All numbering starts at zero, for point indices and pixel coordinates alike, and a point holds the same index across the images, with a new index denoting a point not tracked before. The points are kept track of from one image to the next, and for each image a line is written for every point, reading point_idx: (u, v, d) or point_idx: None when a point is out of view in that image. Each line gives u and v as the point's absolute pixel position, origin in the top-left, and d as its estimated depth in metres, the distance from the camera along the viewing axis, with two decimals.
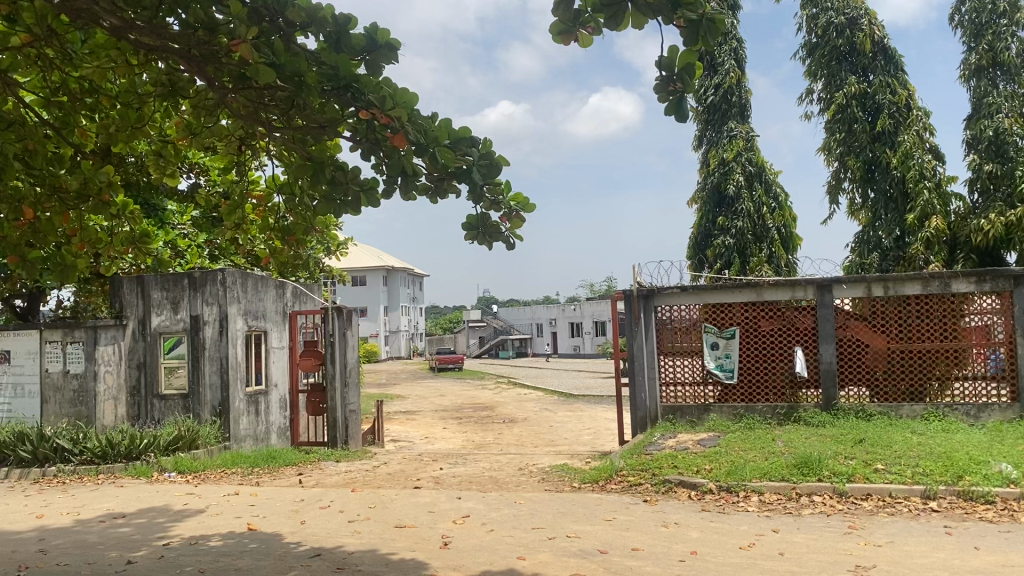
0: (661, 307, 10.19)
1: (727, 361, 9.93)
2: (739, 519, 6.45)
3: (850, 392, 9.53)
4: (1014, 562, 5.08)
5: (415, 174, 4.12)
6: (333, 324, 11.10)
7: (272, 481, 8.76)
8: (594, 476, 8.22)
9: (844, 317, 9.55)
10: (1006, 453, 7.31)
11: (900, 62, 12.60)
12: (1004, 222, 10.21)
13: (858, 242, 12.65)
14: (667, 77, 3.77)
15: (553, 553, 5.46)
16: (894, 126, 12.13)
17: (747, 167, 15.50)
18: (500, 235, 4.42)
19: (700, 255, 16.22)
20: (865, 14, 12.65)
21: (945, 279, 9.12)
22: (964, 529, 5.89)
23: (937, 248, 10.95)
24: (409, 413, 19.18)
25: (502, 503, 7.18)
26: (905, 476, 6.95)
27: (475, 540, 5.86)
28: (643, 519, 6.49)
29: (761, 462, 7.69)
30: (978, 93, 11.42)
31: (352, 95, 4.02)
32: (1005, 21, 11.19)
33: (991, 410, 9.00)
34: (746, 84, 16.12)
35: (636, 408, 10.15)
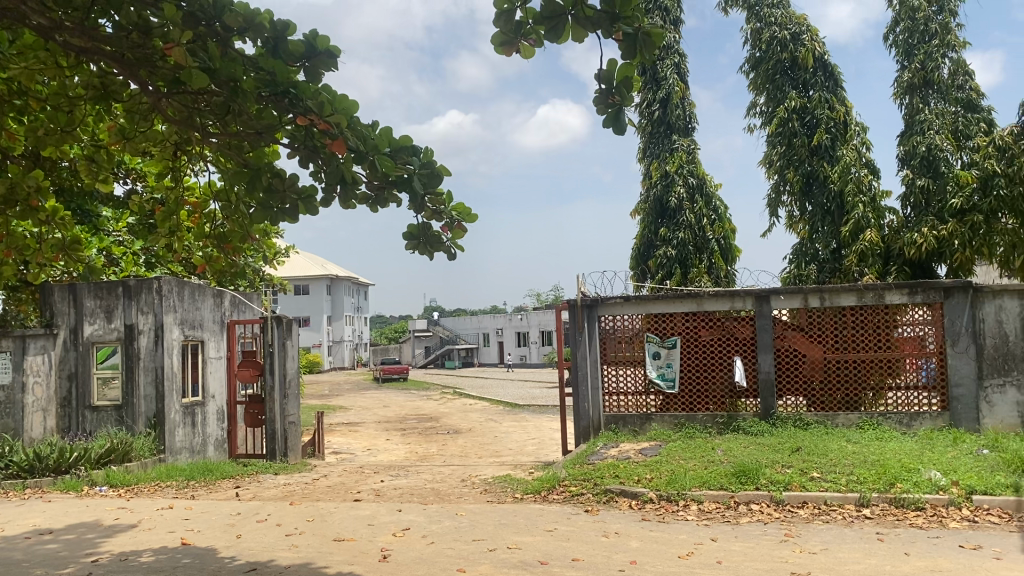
0: (605, 317, 10.27)
1: (669, 370, 10.07)
2: (678, 528, 6.52)
3: (788, 401, 9.73)
4: (943, 567, 5.23)
5: (355, 182, 4.07)
6: (273, 333, 10.91)
7: (208, 494, 8.56)
8: (535, 486, 8.23)
9: (782, 327, 9.75)
10: (936, 460, 7.52)
11: (839, 78, 12.90)
12: (935, 237, 10.63)
13: (795, 253, 12.95)
14: (606, 90, 3.79)
15: (493, 564, 5.44)
16: (831, 141, 12.43)
17: (689, 179, 15.74)
18: (442, 245, 4.39)
19: (642, 266, 16.42)
20: (807, 30, 12.84)
21: (879, 291, 9.33)
22: (895, 535, 6.05)
23: (871, 261, 11.28)
24: (351, 424, 18.96)
25: (443, 515, 7.12)
26: (840, 484, 7.10)
27: (414, 553, 5.80)
28: (584, 529, 6.52)
29: (701, 471, 7.78)
30: (911, 110, 11.80)
31: (289, 101, 3.96)
32: (936, 42, 11.59)
33: (922, 418, 9.23)
34: (689, 98, 16.41)
35: (579, 418, 10.19)
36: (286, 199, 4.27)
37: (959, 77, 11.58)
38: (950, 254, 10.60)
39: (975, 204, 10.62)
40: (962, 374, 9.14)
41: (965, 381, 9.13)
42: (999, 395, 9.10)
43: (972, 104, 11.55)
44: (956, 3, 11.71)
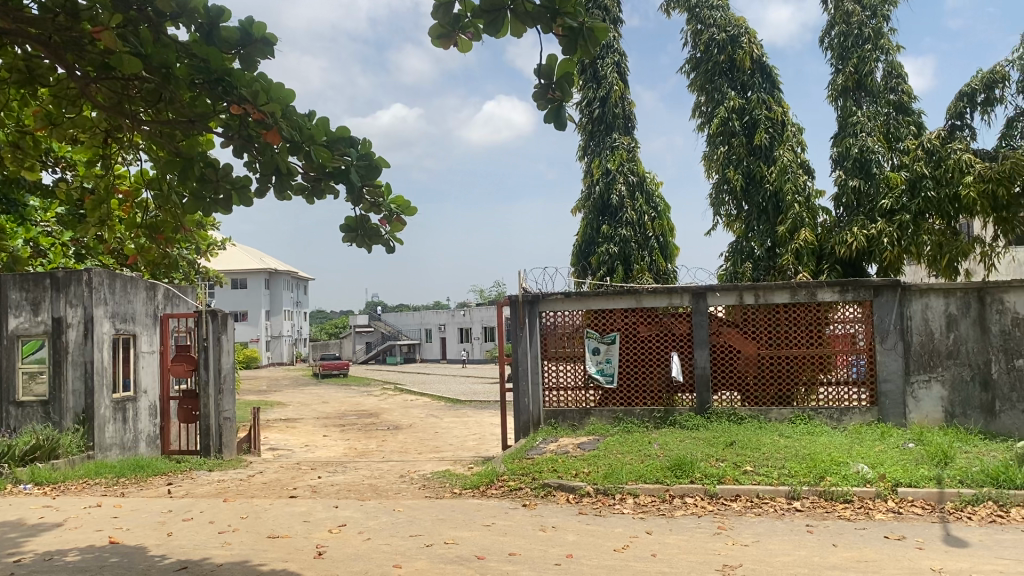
0: (546, 313, 10.35)
1: (608, 366, 10.15)
2: (614, 521, 6.58)
3: (723, 397, 9.92)
4: (867, 557, 5.39)
5: (289, 173, 4.02)
6: (207, 328, 10.66)
7: (139, 491, 8.35)
8: (474, 481, 8.22)
9: (717, 324, 9.92)
10: (864, 454, 7.74)
11: (775, 80, 13.16)
12: (866, 237, 11.02)
13: (732, 252, 13.19)
14: (546, 85, 3.79)
15: (429, 560, 5.42)
16: (770, 141, 12.65)
17: (629, 177, 15.92)
18: (380, 238, 4.35)
19: (583, 262, 16.52)
20: (746, 32, 13.02)
21: (812, 289, 9.56)
22: (824, 527, 6.21)
23: (805, 259, 11.55)
24: (289, 421, 18.69)
25: (380, 511, 7.07)
26: (771, 477, 7.27)
27: (350, 549, 5.75)
28: (521, 524, 6.53)
29: (638, 464, 7.88)
30: (844, 112, 12.07)
31: (224, 89, 3.86)
32: (870, 46, 11.90)
33: (852, 413, 9.48)
34: (628, 96, 16.54)
35: (520, 413, 10.23)
36: (219, 189, 4.18)
37: (892, 80, 11.91)
38: (879, 254, 10.93)
39: (904, 204, 11.06)
40: (890, 370, 9.39)
41: (892, 377, 9.37)
42: (925, 390, 9.33)
43: (903, 106, 11.86)
44: (888, 8, 12.02)
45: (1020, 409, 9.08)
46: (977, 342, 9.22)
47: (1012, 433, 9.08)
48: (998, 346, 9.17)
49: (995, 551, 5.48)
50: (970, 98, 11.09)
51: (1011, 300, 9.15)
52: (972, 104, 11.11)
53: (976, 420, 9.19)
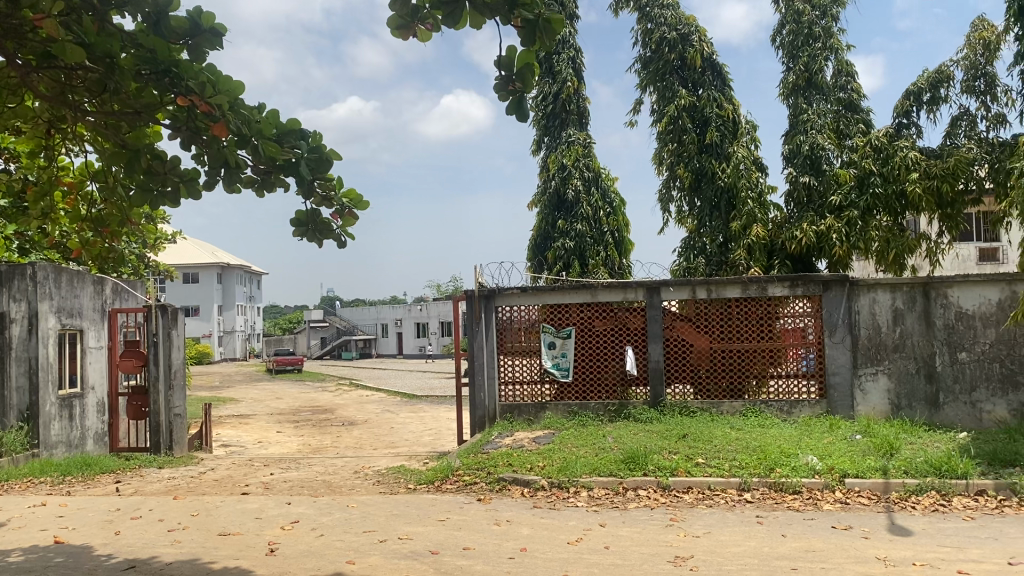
0: (502, 308, 10.35)
1: (564, 360, 10.22)
2: (568, 514, 6.62)
3: (676, 389, 10.04)
4: (816, 547, 5.49)
5: (238, 166, 3.97)
6: (157, 322, 10.44)
7: (85, 490, 8.18)
8: (429, 476, 8.19)
9: (671, 318, 10.03)
10: (812, 446, 7.90)
11: (726, 77, 13.27)
12: (815, 233, 11.18)
13: (684, 247, 13.35)
14: (507, 76, 3.78)
15: (382, 555, 5.39)
16: (720, 138, 12.76)
17: (585, 172, 15.98)
18: (331, 233, 4.31)
19: (539, 257, 16.53)
20: (696, 31, 13.08)
21: (762, 284, 9.71)
22: (773, 518, 6.32)
23: (757, 255, 11.76)
24: (242, 416, 18.45)
25: (334, 507, 7.01)
26: (723, 470, 7.37)
27: (303, 546, 5.69)
28: (476, 518, 6.53)
29: (592, 458, 7.94)
30: (796, 110, 12.26)
31: (170, 81, 3.77)
32: (819, 45, 12.09)
33: (802, 406, 9.66)
34: (583, 92, 16.56)
35: (475, 408, 10.25)
36: (167, 181, 4.13)
37: (843, 78, 12.11)
38: (829, 249, 11.09)
39: (852, 201, 11.28)
40: (838, 363, 9.58)
41: (840, 370, 9.56)
42: (872, 383, 9.53)
43: (853, 105, 12.08)
44: (837, 9, 12.24)
45: (962, 401, 9.30)
46: (922, 336, 9.42)
47: (955, 425, 9.29)
48: (942, 339, 9.37)
49: (938, 539, 5.63)
50: (916, 97, 11.33)
51: (954, 294, 9.36)
52: (918, 103, 11.35)
53: (920, 412, 9.39)
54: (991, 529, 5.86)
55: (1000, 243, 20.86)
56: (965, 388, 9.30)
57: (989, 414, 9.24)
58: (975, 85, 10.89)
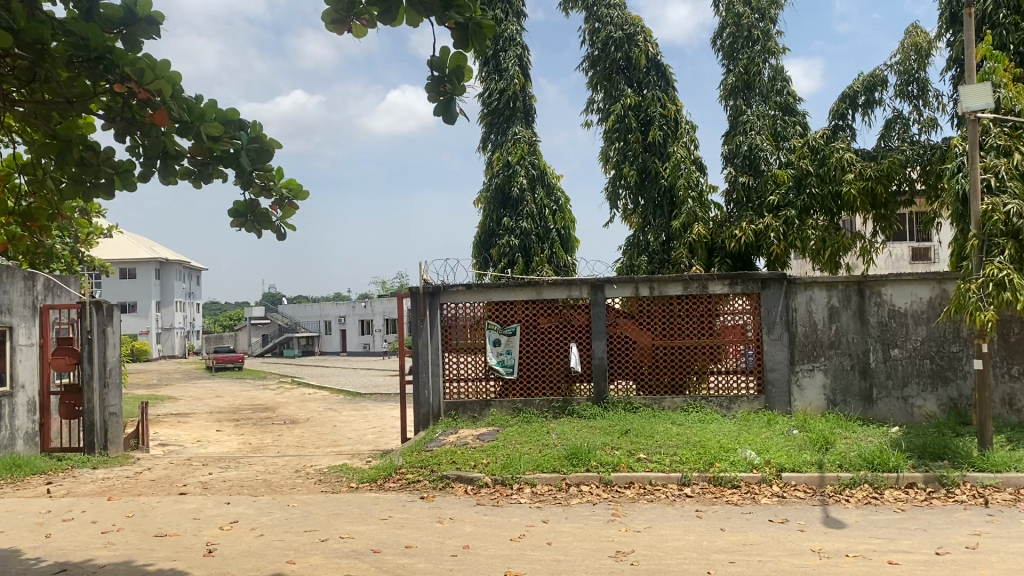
0: (446, 305, 10.33)
1: (508, 357, 10.23)
2: (511, 511, 6.63)
3: (619, 385, 10.14)
4: (752, 540, 5.60)
5: (177, 155, 3.92)
6: (91, 320, 10.22)
7: (15, 492, 7.93)
8: (371, 475, 8.14)
9: (614, 315, 10.13)
10: (751, 441, 8.05)
11: (671, 78, 13.41)
12: (754, 232, 11.41)
13: (629, 245, 13.53)
14: (438, 77, 3.71)
15: (324, 555, 5.34)
16: (664, 138, 12.95)
17: (530, 170, 16.02)
18: (270, 224, 4.24)
19: (484, 254, 16.51)
20: (642, 31, 13.20)
21: (703, 282, 9.88)
22: (712, 512, 6.43)
23: (698, 253, 11.96)
24: (180, 415, 18.09)
25: (274, 506, 6.92)
26: (664, 465, 7.47)
27: (242, 546, 5.61)
28: (419, 516, 6.51)
29: (535, 454, 7.97)
30: (735, 111, 12.52)
31: (104, 68, 3.58)
32: (759, 47, 12.31)
33: (741, 401, 9.86)
34: (529, 91, 16.61)
35: (419, 406, 10.19)
36: (100, 173, 4.03)
37: (778, 83, 12.36)
38: (767, 247, 11.31)
39: (790, 201, 11.53)
40: (776, 360, 9.76)
41: (778, 366, 9.75)
42: (809, 378, 9.74)
43: (789, 108, 12.32)
44: (776, 12, 12.46)
45: (895, 396, 9.56)
46: (857, 333, 9.66)
47: (887, 419, 9.55)
48: (876, 336, 9.62)
49: (870, 531, 5.78)
50: (851, 99, 11.62)
51: (887, 292, 9.60)
52: (854, 105, 11.64)
53: (855, 407, 9.63)
54: (920, 520, 6.05)
55: (931, 243, 21.50)
56: (897, 383, 9.55)
57: (920, 408, 9.52)
58: (908, 89, 11.21)
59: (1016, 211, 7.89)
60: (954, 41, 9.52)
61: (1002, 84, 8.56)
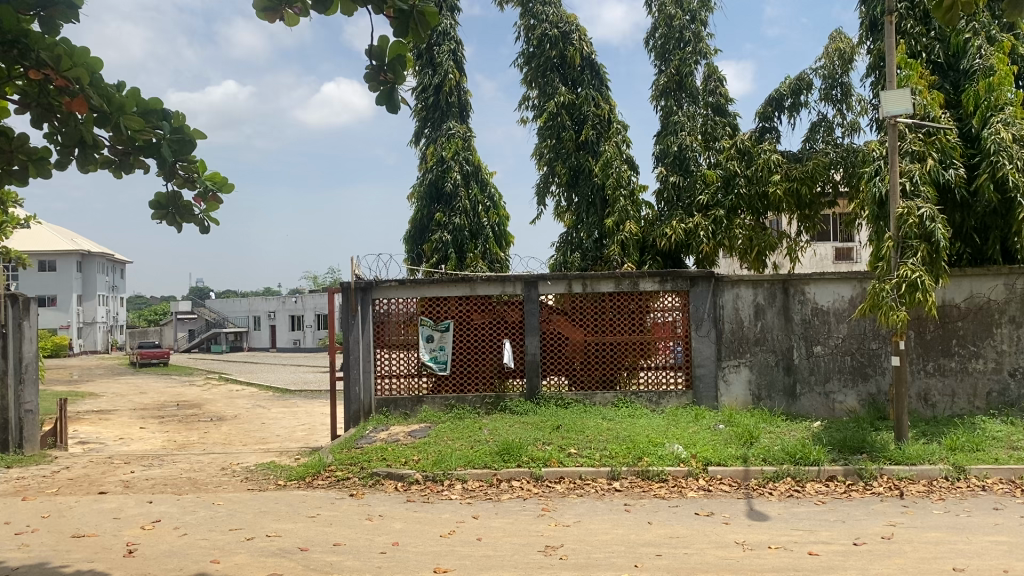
0: (378, 300, 10.24)
1: (441, 353, 10.20)
2: (442, 508, 6.62)
3: (552, 381, 10.22)
4: (679, 534, 5.70)
5: (95, 145, 3.81)
6: (5, 313, 9.83)
7: None
8: (299, 472, 8.02)
9: (547, 311, 10.22)
10: (679, 435, 8.18)
11: (604, 77, 13.53)
12: (683, 230, 11.60)
13: (563, 242, 13.62)
14: (378, 66, 3.64)
15: (250, 554, 5.24)
16: (596, 137, 13.11)
17: (464, 166, 15.96)
18: (193, 217, 4.14)
19: (417, 249, 16.44)
20: (576, 30, 13.27)
21: (634, 279, 10.03)
22: (640, 506, 6.53)
23: (630, 251, 12.08)
24: (102, 412, 17.48)
25: (198, 505, 6.76)
26: (593, 460, 7.56)
27: (164, 545, 5.47)
28: (347, 514, 6.44)
29: (467, 450, 7.98)
30: (666, 111, 12.72)
31: (19, 53, 3.40)
32: (690, 49, 12.51)
33: (669, 397, 10.03)
34: (464, 85, 16.52)
35: (349, 402, 10.08)
36: (13, 160, 3.88)
37: (708, 84, 12.57)
38: (697, 246, 11.52)
39: (718, 200, 11.76)
40: (703, 356, 9.96)
41: (705, 362, 9.95)
42: (735, 374, 9.92)
43: (720, 109, 12.54)
44: (706, 14, 12.69)
45: (817, 391, 9.73)
46: (782, 330, 9.81)
47: (810, 414, 9.72)
48: (800, 333, 9.78)
49: (792, 523, 5.95)
50: (778, 102, 11.90)
51: (811, 291, 9.77)
52: (780, 108, 11.94)
53: (779, 402, 9.82)
54: (840, 512, 6.24)
55: (854, 243, 22.22)
56: (820, 379, 9.72)
57: (842, 404, 9.69)
58: (832, 93, 11.53)
59: (928, 214, 8.23)
60: (874, 47, 9.83)
61: (918, 90, 8.92)
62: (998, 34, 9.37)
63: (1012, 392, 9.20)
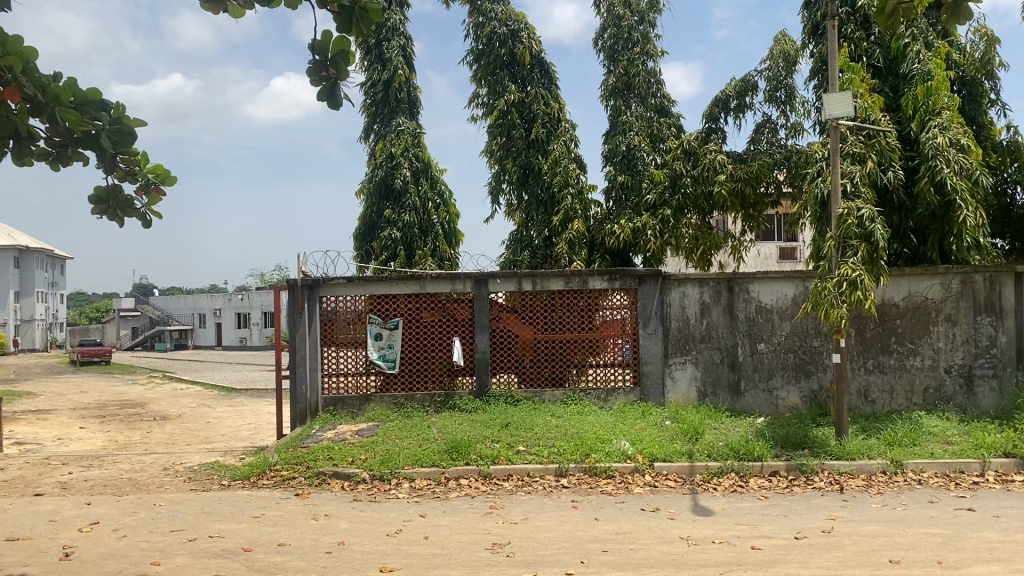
0: (326, 298, 10.14)
1: (390, 351, 10.14)
2: (389, 506, 6.59)
3: (501, 378, 10.24)
4: (625, 529, 5.75)
5: (30, 138, 3.68)
6: None
7: None
8: (244, 472, 7.90)
9: (497, 309, 10.23)
10: (626, 432, 8.26)
11: (553, 76, 13.57)
12: (632, 229, 11.71)
13: (513, 241, 13.61)
14: (320, 62, 3.53)
15: (192, 555, 5.15)
16: (546, 135, 13.16)
17: (414, 162, 15.90)
18: (134, 211, 4.03)
19: (365, 246, 16.22)
20: (525, 28, 13.29)
21: (584, 277, 10.11)
22: (587, 502, 6.58)
23: (578, 249, 12.15)
24: (38, 412, 16.99)
25: (139, 506, 6.61)
26: (542, 456, 7.60)
27: (102, 548, 5.34)
28: (293, 513, 6.37)
29: (415, 449, 7.95)
30: (614, 111, 12.82)
31: None
32: (638, 49, 12.63)
33: (618, 393, 10.12)
34: (413, 81, 16.44)
35: (296, 401, 9.94)
36: None
37: (654, 85, 12.73)
38: (644, 244, 11.64)
39: (665, 199, 11.90)
40: (651, 353, 10.07)
41: (653, 360, 10.06)
42: (681, 371, 10.05)
43: (664, 110, 12.74)
44: (654, 15, 12.82)
45: (761, 388, 9.89)
46: (727, 328, 9.96)
47: (754, 411, 9.88)
48: (744, 330, 9.92)
49: (735, 518, 6.05)
50: (724, 103, 12.08)
51: (755, 289, 9.90)
52: (726, 109, 12.12)
53: (723, 399, 9.95)
54: (782, 507, 6.37)
55: (797, 243, 22.73)
56: (763, 376, 9.88)
57: (784, 400, 9.85)
58: (776, 95, 11.75)
59: (867, 215, 8.43)
60: (817, 51, 10.03)
61: (858, 94, 9.15)
62: (935, 41, 9.66)
63: (948, 388, 9.46)
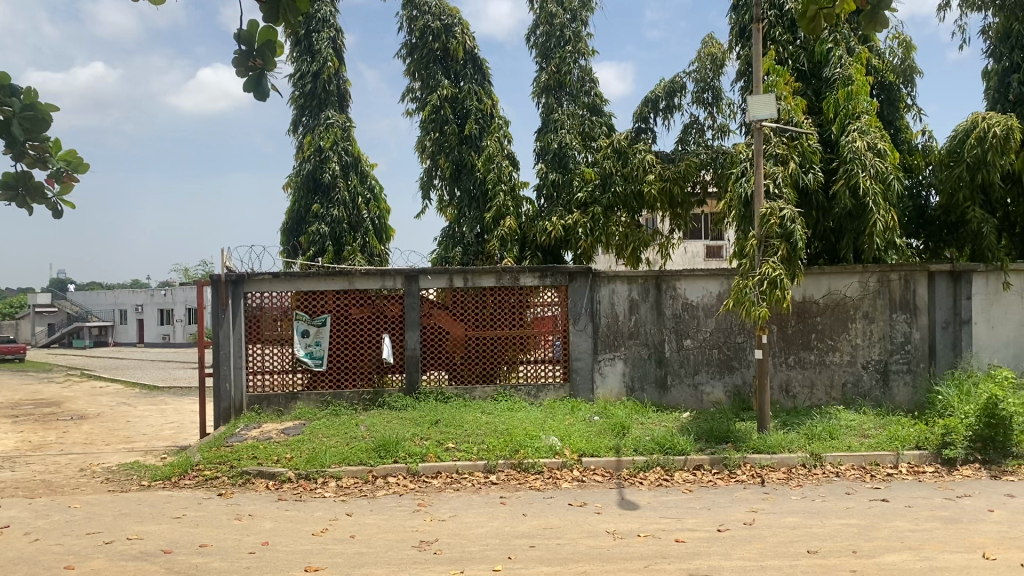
0: (251, 294, 9.93)
1: (317, 348, 10.00)
2: (315, 506, 6.50)
3: (431, 376, 10.20)
4: (553, 524, 5.80)
5: None
6: None
7: None
8: (164, 472, 7.70)
9: (428, 306, 10.18)
10: (556, 428, 8.32)
11: (486, 72, 13.55)
12: (563, 226, 11.87)
13: (444, 237, 13.53)
14: (246, 52, 3.15)
15: (108, 558, 5.00)
16: (479, 131, 13.13)
17: (343, 157, 15.69)
18: (45, 200, 3.28)
19: (293, 241, 15.94)
20: (459, 23, 13.24)
21: (515, 274, 10.14)
22: (516, 498, 6.60)
23: (510, 246, 12.24)
24: None
25: (53, 509, 6.37)
26: (471, 453, 7.59)
27: (12, 553, 5.12)
28: (215, 513, 6.23)
29: (343, 447, 7.87)
30: (546, 108, 12.92)
31: None
32: (569, 48, 12.72)
33: (547, 389, 10.19)
34: (343, 74, 16.22)
35: (219, 400, 9.74)
36: None
37: (587, 83, 12.84)
38: (575, 241, 11.85)
39: (596, 198, 12.02)
40: (580, 349, 10.16)
41: (583, 356, 10.15)
42: (610, 367, 10.18)
43: (596, 108, 12.85)
44: (586, 14, 12.93)
45: (686, 383, 10.06)
46: (654, 325, 10.11)
47: (680, 406, 10.06)
48: (671, 327, 10.08)
49: (660, 511, 6.15)
50: (653, 104, 12.25)
51: (682, 287, 10.06)
52: (655, 109, 12.28)
53: (650, 394, 10.11)
54: (706, 500, 6.49)
55: (723, 241, 23.26)
56: (689, 371, 10.05)
57: (709, 395, 10.05)
58: (704, 97, 11.97)
59: (790, 216, 8.65)
60: (744, 53, 10.24)
61: (782, 96, 9.41)
62: (856, 46, 9.97)
63: (865, 383, 9.78)
